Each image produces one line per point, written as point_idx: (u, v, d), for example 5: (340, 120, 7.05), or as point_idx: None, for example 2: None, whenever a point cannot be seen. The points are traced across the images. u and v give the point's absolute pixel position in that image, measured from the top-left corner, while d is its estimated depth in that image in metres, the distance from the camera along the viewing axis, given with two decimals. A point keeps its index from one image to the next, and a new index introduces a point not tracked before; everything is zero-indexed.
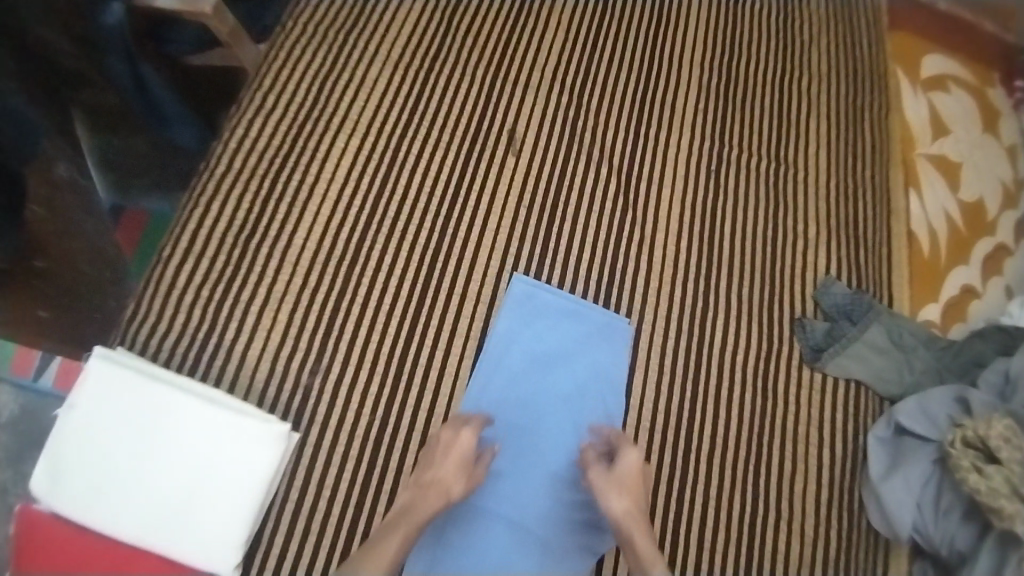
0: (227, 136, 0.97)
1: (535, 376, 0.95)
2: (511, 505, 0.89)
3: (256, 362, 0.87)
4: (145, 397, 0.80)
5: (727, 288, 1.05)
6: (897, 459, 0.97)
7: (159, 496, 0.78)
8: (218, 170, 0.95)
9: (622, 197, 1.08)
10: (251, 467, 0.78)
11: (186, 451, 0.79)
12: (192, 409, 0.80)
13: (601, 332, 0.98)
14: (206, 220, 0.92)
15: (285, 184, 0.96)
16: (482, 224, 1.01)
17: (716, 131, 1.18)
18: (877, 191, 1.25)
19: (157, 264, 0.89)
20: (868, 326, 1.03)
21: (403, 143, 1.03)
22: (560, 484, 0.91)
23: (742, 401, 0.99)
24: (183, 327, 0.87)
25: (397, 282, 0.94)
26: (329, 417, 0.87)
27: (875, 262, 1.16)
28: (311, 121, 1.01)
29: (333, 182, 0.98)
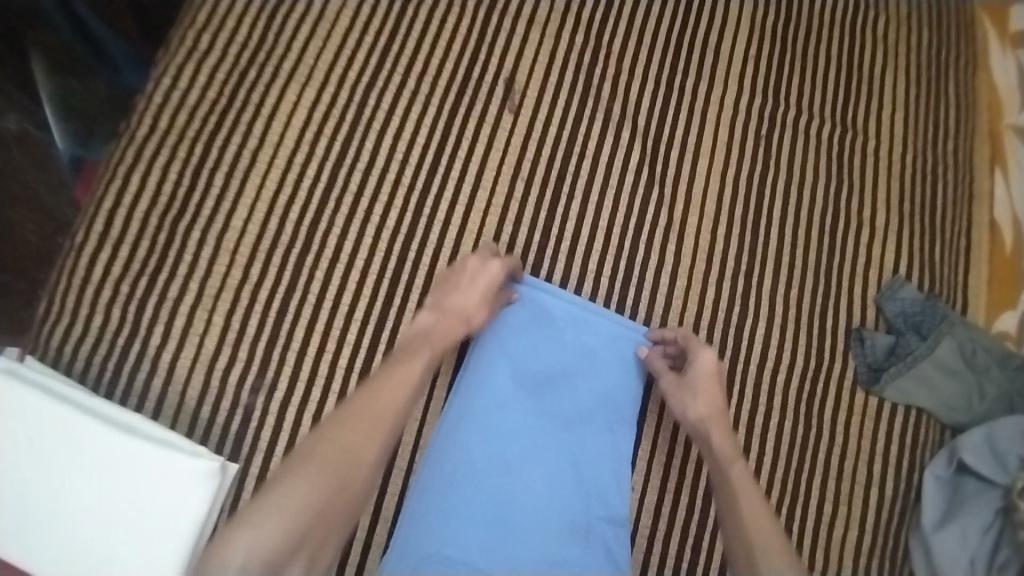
0: (151, 88, 0.77)
1: (529, 393, 0.76)
2: (493, 554, 0.65)
3: (188, 375, 0.71)
4: (50, 423, 0.65)
5: (770, 291, 0.87)
6: (954, 503, 0.82)
7: (63, 546, 0.63)
8: (140, 132, 0.76)
9: (647, 171, 0.87)
10: (177, 508, 0.64)
11: (95, 490, 0.64)
12: (105, 436, 0.65)
13: (615, 337, 0.80)
14: (125, 196, 0.74)
15: (222, 150, 0.77)
16: (470, 204, 0.81)
17: (769, 90, 0.95)
18: (958, 170, 1.03)
19: (68, 252, 0.72)
20: (939, 341, 0.85)
21: (372, 95, 0.82)
22: (558, 527, 0.69)
23: (778, 430, 0.83)
24: (99, 332, 0.71)
25: (361, 276, 0.77)
26: (276, 442, 0.71)
27: (949, 260, 0.96)
28: (256, 66, 0.80)
29: (282, 146, 0.78)
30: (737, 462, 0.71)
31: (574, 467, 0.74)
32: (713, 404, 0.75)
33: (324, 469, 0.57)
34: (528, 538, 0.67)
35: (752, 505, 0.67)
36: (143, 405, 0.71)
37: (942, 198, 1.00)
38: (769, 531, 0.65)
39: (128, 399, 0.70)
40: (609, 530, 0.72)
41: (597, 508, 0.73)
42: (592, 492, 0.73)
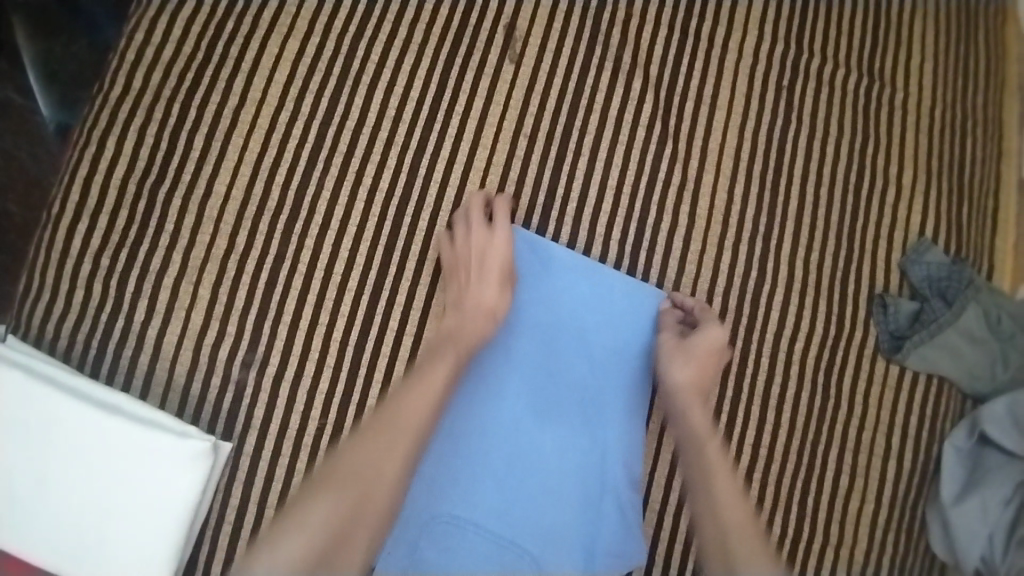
0: (122, 44, 0.72)
1: (536, 352, 0.74)
2: (497, 513, 0.67)
3: (175, 351, 0.68)
4: (32, 405, 0.61)
5: (788, 255, 0.82)
6: (974, 476, 0.79)
7: (54, 531, 0.60)
8: (113, 92, 0.71)
9: (659, 126, 0.81)
10: (172, 492, 0.61)
11: (81, 474, 0.61)
12: (89, 416, 0.61)
13: (628, 301, 0.76)
14: (101, 162, 0.69)
15: (200, 109, 0.72)
16: (467, 164, 0.76)
17: (789, 36, 0.88)
18: (988, 123, 0.97)
19: (44, 225, 0.68)
20: (964, 310, 0.81)
21: (359, 46, 0.76)
22: (568, 491, 0.70)
23: (795, 401, 0.79)
24: (81, 309, 0.67)
25: (353, 243, 0.72)
26: (270, 418, 0.69)
27: (977, 221, 0.92)
28: (235, 16, 0.74)
29: (264, 104, 0.73)
30: (712, 440, 0.65)
31: (588, 440, 0.72)
32: (701, 374, 0.70)
33: (339, 490, 0.54)
34: (540, 526, 0.67)
35: (727, 491, 0.61)
36: (129, 383, 0.68)
37: (971, 155, 0.94)
38: (747, 523, 0.59)
39: (114, 376, 0.67)
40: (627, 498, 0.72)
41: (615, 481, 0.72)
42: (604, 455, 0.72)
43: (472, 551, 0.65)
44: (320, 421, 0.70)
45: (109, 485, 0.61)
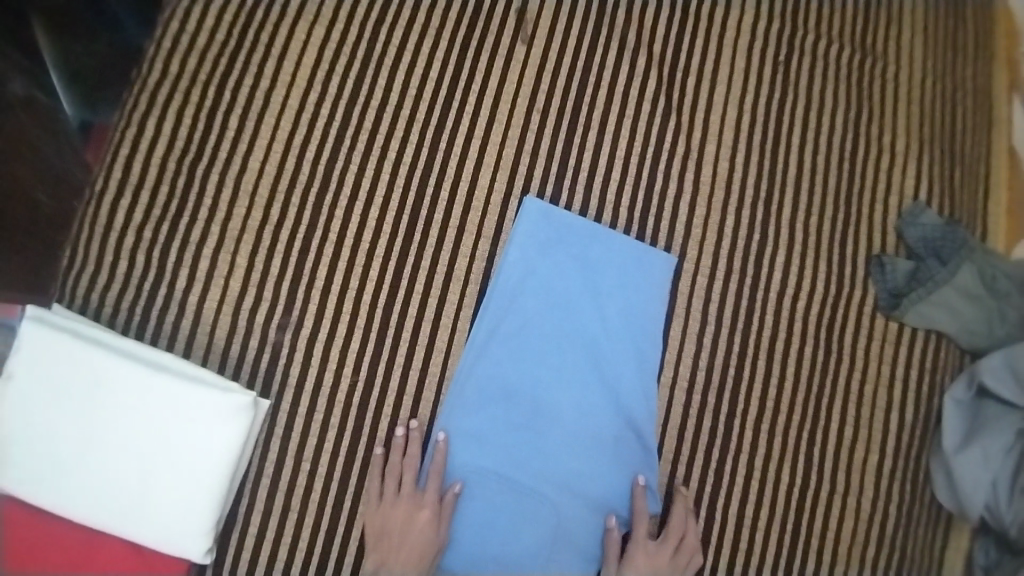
0: (160, 32, 0.77)
1: (552, 317, 0.78)
2: (521, 471, 0.75)
3: (215, 316, 0.73)
4: (78, 366, 0.63)
5: (789, 217, 0.86)
6: (975, 426, 0.82)
7: (107, 484, 0.62)
8: (153, 77, 0.76)
9: (662, 101, 0.86)
10: (218, 446, 0.63)
11: (133, 430, 0.63)
12: (137, 378, 0.63)
13: (638, 262, 0.80)
14: (142, 141, 0.74)
15: (234, 91, 0.76)
16: (484, 138, 0.80)
17: (786, 13, 0.93)
18: (978, 95, 1.01)
19: (89, 200, 0.73)
20: (959, 268, 0.85)
21: (381, 31, 0.80)
22: (585, 448, 0.76)
23: (800, 356, 0.83)
24: (126, 278, 0.72)
25: (379, 213, 0.77)
26: (304, 379, 0.73)
27: (970, 187, 0.95)
28: (264, 6, 0.79)
29: (294, 86, 0.78)
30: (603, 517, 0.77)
31: (601, 397, 0.77)
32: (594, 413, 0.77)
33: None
34: (559, 479, 0.75)
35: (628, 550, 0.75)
36: (172, 346, 0.72)
37: (962, 125, 0.98)
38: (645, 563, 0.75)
39: (158, 341, 0.72)
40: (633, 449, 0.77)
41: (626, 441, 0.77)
42: (619, 409, 0.77)
43: (499, 507, 0.74)
44: (349, 383, 0.73)
45: (157, 443, 0.63)
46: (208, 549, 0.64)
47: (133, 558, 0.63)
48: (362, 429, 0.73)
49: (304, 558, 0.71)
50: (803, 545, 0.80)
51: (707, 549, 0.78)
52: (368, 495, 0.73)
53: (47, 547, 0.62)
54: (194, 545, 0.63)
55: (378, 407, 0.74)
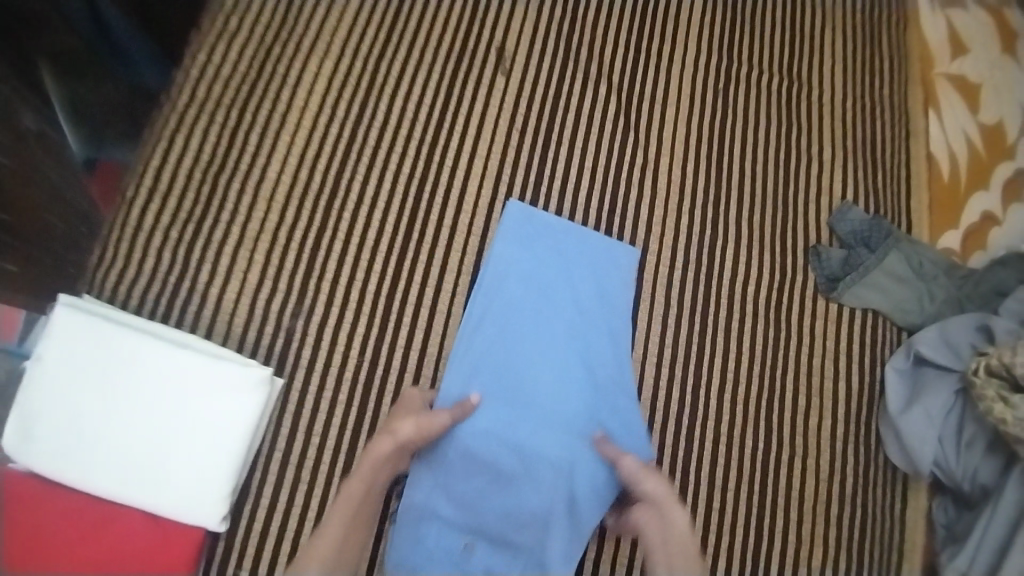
0: (188, 64, 0.90)
1: (536, 301, 0.87)
2: (514, 433, 0.81)
3: (233, 306, 0.81)
4: (107, 346, 0.70)
5: (737, 213, 0.98)
6: (916, 392, 0.92)
7: (128, 453, 0.68)
8: (181, 102, 0.88)
9: (623, 120, 0.99)
10: (235, 415, 0.70)
11: (154, 402, 0.69)
12: (160, 356, 0.70)
13: (606, 252, 0.91)
14: (171, 155, 0.85)
15: (254, 114, 0.89)
16: (471, 153, 0.93)
17: (724, 45, 1.09)
18: (896, 112, 1.16)
19: (122, 207, 0.83)
20: (886, 254, 0.98)
21: (381, 65, 0.95)
22: (570, 414, 0.83)
23: (754, 332, 0.93)
24: (152, 273, 0.81)
25: (382, 214, 0.87)
26: (314, 361, 0.81)
27: (893, 187, 1.09)
28: (280, 44, 0.93)
29: (306, 110, 0.90)
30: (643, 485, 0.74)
31: (581, 370, 0.85)
32: (579, 383, 0.85)
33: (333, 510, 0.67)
34: (548, 441, 0.81)
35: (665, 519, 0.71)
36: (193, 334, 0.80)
37: (882, 136, 1.13)
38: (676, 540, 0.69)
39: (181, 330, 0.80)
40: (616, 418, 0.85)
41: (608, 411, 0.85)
42: (598, 381, 0.86)
43: (495, 468, 0.79)
44: (355, 366, 0.82)
45: (177, 414, 0.69)
46: (223, 516, 0.69)
47: (150, 525, 0.68)
48: (367, 404, 0.81)
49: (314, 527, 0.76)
50: (770, 503, 0.88)
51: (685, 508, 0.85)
52: None
53: (68, 520, 0.66)
54: (211, 511, 0.68)
55: (382, 385, 0.82)
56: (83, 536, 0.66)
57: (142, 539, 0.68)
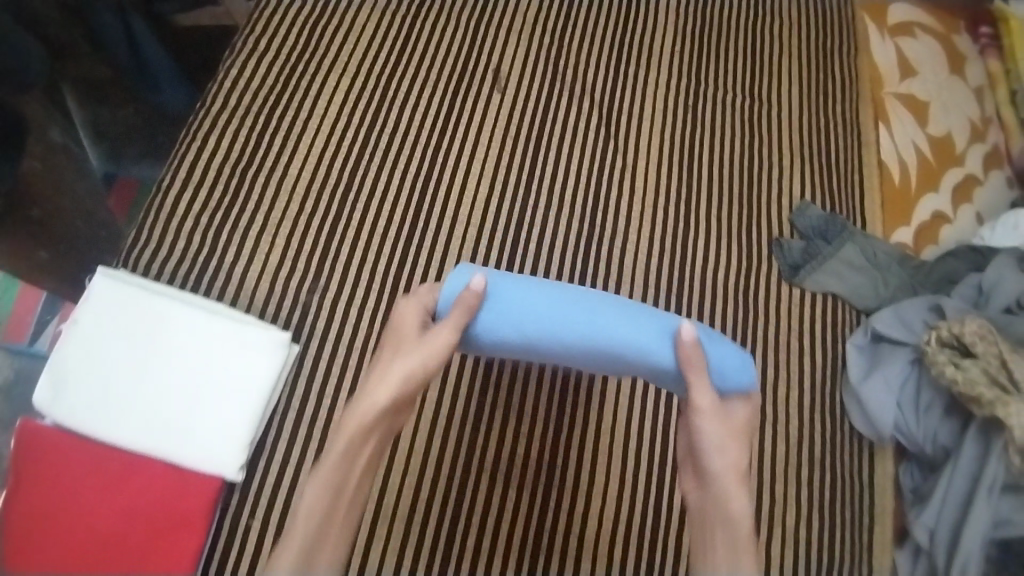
0: (221, 77, 1.03)
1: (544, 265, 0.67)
2: (536, 319, 0.63)
3: (256, 282, 0.91)
4: (142, 313, 0.82)
5: (707, 206, 1.10)
6: (875, 364, 1.01)
7: (154, 407, 0.79)
8: (214, 107, 1.01)
9: (603, 129, 1.12)
10: (256, 374, 0.81)
11: (182, 363, 0.81)
12: (189, 323, 0.82)
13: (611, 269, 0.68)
14: (205, 152, 0.97)
15: (281, 120, 1.02)
16: (469, 155, 1.05)
17: (693, 66, 1.23)
18: (848, 124, 1.27)
19: (157, 195, 0.94)
20: (841, 245, 1.08)
21: (391, 82, 1.09)
22: (616, 320, 0.63)
23: (725, 310, 1.03)
24: (184, 253, 0.91)
25: (390, 206, 0.99)
26: (328, 329, 0.90)
27: (847, 189, 1.19)
28: (303, 63, 1.07)
29: (325, 119, 1.04)
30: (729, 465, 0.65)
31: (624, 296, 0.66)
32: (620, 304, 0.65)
33: (319, 478, 0.59)
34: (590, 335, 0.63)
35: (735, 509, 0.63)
36: None
37: (838, 142, 1.24)
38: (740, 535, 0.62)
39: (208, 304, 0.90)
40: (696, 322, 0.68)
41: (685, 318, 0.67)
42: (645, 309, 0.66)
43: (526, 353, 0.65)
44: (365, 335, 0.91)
45: (201, 373, 0.81)
46: (240, 467, 0.78)
47: (163, 474, 0.77)
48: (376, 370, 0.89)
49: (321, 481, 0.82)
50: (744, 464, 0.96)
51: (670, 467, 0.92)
52: None
53: (97, 463, 0.77)
54: (228, 461, 0.77)
55: None
56: (111, 476, 0.77)
57: (154, 484, 0.77)
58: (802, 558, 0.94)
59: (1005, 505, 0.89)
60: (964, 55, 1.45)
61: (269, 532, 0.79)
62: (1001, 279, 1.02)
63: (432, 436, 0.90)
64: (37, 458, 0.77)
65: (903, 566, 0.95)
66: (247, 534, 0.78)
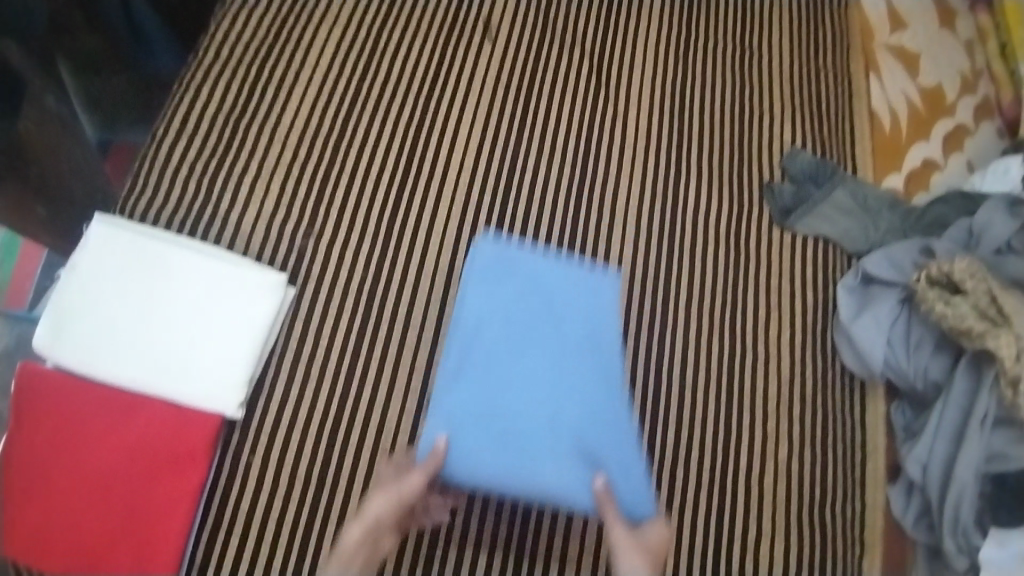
0: (213, 30, 1.03)
1: (503, 352, 0.76)
2: (494, 451, 0.72)
3: (251, 228, 0.93)
4: (138, 258, 0.83)
5: (698, 152, 1.10)
6: (866, 303, 1.02)
7: (153, 348, 0.81)
8: (207, 60, 1.01)
9: (594, 78, 1.12)
10: (253, 315, 0.84)
11: (180, 306, 0.83)
12: (186, 268, 0.84)
13: (559, 360, 0.76)
14: (197, 103, 0.98)
15: (274, 70, 1.02)
16: (461, 103, 1.05)
17: (684, 16, 1.23)
18: (838, 71, 1.27)
19: (151, 144, 0.95)
20: (831, 189, 1.09)
21: (383, 33, 1.09)
22: (562, 438, 0.73)
23: (716, 254, 1.05)
24: (180, 200, 0.93)
25: (382, 155, 1.00)
26: (323, 273, 0.91)
27: (838, 135, 1.20)
28: (293, 15, 1.07)
29: (317, 70, 1.04)
30: (629, 553, 0.68)
31: (571, 407, 0.74)
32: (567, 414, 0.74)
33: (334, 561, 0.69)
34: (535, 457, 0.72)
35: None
36: None
37: (828, 90, 1.24)
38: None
39: None
40: (625, 449, 0.74)
41: (619, 444, 0.75)
42: (593, 416, 0.75)
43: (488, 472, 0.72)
44: (358, 280, 0.92)
45: (199, 315, 0.83)
46: (239, 405, 0.80)
47: (163, 412, 0.79)
48: (371, 312, 0.90)
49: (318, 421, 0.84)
50: (736, 403, 0.98)
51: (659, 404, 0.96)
52: (374, 367, 0.87)
53: (96, 402, 0.78)
54: (228, 399, 0.80)
55: (382, 302, 0.91)
56: (111, 414, 0.78)
57: (154, 421, 0.79)
58: (794, 492, 0.96)
59: (997, 438, 0.89)
60: (955, 7, 1.44)
61: (270, 467, 0.81)
62: (991, 222, 1.02)
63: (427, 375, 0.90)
64: (37, 397, 0.78)
65: (897, 502, 0.97)
66: (249, 470, 0.80)
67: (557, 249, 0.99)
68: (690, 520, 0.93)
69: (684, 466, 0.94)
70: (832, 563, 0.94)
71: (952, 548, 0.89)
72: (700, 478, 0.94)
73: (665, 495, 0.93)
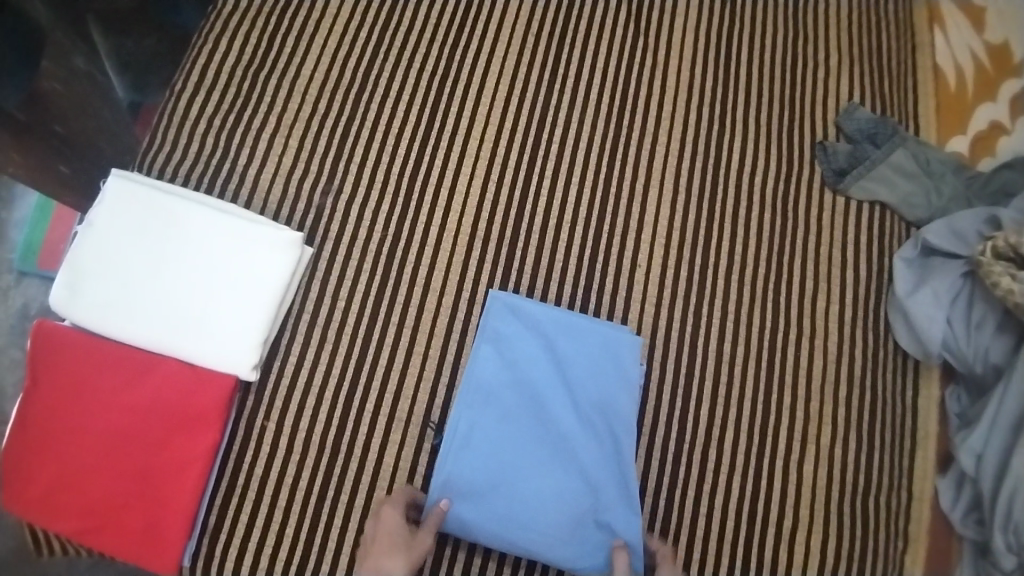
0: None
1: (512, 442, 0.81)
2: (497, 512, 0.78)
3: (269, 185, 0.89)
4: (153, 212, 0.80)
5: (745, 110, 1.02)
6: (924, 278, 0.93)
7: (168, 306, 0.77)
8: (225, 9, 0.96)
9: (632, 27, 1.04)
10: (268, 274, 0.80)
11: (194, 263, 0.79)
12: (201, 223, 0.80)
13: (566, 479, 0.80)
14: (216, 54, 0.93)
15: (293, 16, 0.97)
16: (488, 54, 0.99)
17: None
18: (902, 20, 1.15)
19: (169, 96, 0.91)
20: (893, 149, 1.00)
21: None
22: (564, 501, 0.79)
23: (760, 219, 0.97)
24: (197, 155, 0.89)
25: (405, 109, 0.94)
26: (343, 232, 0.88)
27: (900, 92, 1.10)
28: None
29: (338, 16, 0.98)
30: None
31: (572, 461, 0.81)
32: (570, 472, 0.80)
33: None
34: (536, 515, 0.79)
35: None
36: None
37: (890, 43, 1.13)
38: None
39: None
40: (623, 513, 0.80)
41: (615, 508, 0.80)
42: (596, 482, 0.80)
43: (487, 526, 0.78)
44: (377, 243, 0.89)
45: (213, 273, 0.79)
46: (254, 367, 0.77)
47: (177, 372, 0.76)
48: (390, 274, 0.88)
49: (336, 386, 0.83)
50: (777, 380, 0.92)
51: (694, 377, 0.90)
52: (393, 330, 0.86)
53: (110, 360, 0.76)
54: (243, 361, 0.77)
55: (401, 268, 0.88)
56: (126, 373, 0.76)
57: (167, 382, 0.76)
58: (835, 477, 0.90)
59: None
60: None
61: (284, 434, 0.81)
62: None
63: (446, 343, 0.86)
64: (52, 353, 0.75)
65: (945, 495, 0.90)
66: (263, 436, 0.81)
67: (587, 211, 0.94)
68: (721, 501, 0.88)
69: (716, 445, 0.89)
70: (871, 551, 0.88)
71: (1001, 544, 0.80)
72: (733, 457, 0.89)
73: (694, 476, 0.88)
